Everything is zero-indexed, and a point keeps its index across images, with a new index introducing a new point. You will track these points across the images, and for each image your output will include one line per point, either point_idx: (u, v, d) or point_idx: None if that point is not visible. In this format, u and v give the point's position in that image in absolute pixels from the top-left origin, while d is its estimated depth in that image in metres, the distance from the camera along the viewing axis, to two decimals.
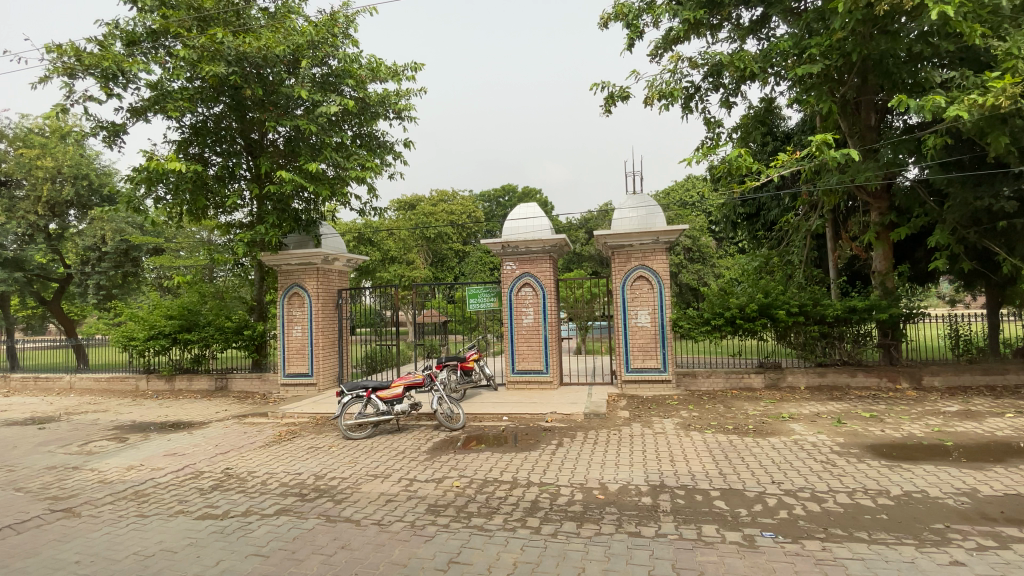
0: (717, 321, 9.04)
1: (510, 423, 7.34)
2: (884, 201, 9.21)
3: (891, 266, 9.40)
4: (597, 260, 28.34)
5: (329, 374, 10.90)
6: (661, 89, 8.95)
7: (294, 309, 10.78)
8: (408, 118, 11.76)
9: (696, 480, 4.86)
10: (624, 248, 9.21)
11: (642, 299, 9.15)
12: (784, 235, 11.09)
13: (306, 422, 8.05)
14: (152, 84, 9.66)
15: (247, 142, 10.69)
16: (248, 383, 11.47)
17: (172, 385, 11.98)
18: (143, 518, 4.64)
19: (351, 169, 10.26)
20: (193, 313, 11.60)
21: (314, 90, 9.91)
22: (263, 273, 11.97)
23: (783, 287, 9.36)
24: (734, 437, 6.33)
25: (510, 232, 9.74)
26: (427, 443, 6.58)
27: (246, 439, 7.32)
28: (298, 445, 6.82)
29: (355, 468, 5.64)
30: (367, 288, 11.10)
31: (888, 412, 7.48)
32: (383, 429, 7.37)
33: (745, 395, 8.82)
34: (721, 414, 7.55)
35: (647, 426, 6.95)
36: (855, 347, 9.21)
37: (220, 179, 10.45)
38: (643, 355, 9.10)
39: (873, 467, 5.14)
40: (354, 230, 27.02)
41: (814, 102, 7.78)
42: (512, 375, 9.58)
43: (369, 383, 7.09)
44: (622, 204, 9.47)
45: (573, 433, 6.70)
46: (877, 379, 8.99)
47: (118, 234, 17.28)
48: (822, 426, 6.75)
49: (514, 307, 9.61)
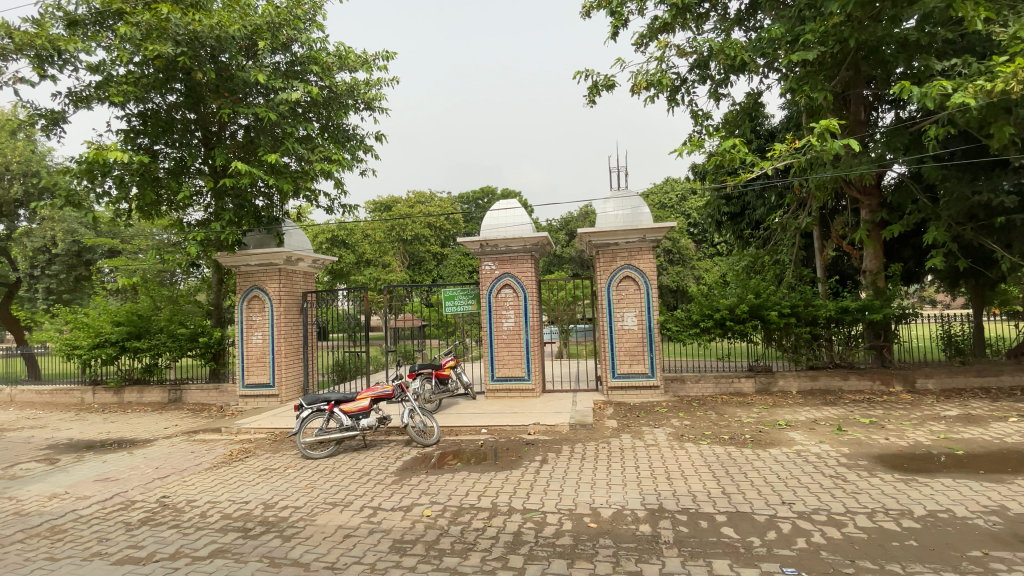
0: (706, 323, 8.63)
1: (489, 437, 6.72)
2: (874, 199, 8.96)
3: (882, 265, 9.13)
4: (577, 263, 27.90)
5: (293, 384, 10.08)
6: (648, 78, 8.47)
7: (254, 314, 9.94)
8: (379, 109, 11.09)
9: (699, 502, 4.32)
10: (610, 247, 8.70)
11: (628, 300, 8.63)
12: (771, 234, 10.75)
13: (263, 440, 7.26)
14: (93, 66, 8.77)
15: (202, 131, 9.78)
16: (204, 395, 10.54)
17: (121, 398, 10.99)
18: (48, 564, 3.85)
19: (316, 162, 9.50)
20: (144, 319, 10.64)
21: (275, 75, 9.16)
22: (221, 276, 11.01)
23: (773, 287, 8.96)
24: (732, 449, 5.82)
25: (489, 231, 9.13)
26: (397, 462, 5.90)
27: (192, 460, 6.51)
28: (250, 466, 6.06)
29: (312, 495, 4.93)
30: (340, 291, 10.22)
31: (887, 418, 7.12)
32: (347, 446, 6.66)
33: (737, 400, 8.37)
34: (715, 423, 7.06)
35: (637, 438, 6.39)
36: (845, 349, 8.87)
37: (173, 173, 9.57)
38: (629, 359, 8.57)
39: (888, 484, 4.71)
40: (328, 231, 26.04)
41: (809, 91, 7.37)
42: (491, 383, 8.95)
43: (332, 395, 6.37)
44: (607, 201, 8.95)
45: (558, 447, 6.10)
46: (870, 382, 8.67)
47: (69, 235, 16.08)
48: (822, 435, 6.32)
49: (494, 310, 9.01)
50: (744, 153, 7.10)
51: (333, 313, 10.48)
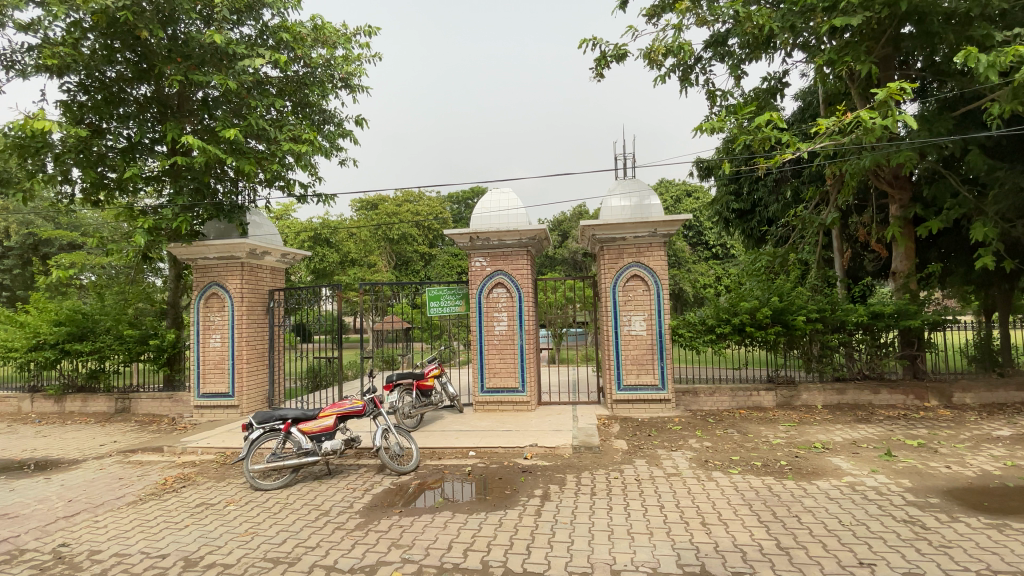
0: (722, 329, 7.67)
1: (477, 462, 5.68)
2: (906, 192, 8.09)
3: (914, 267, 8.26)
4: (570, 264, 27.03)
5: (256, 394, 8.93)
6: (667, 45, 7.46)
7: (212, 315, 8.80)
8: (359, 87, 10.07)
9: (752, 563, 3.31)
10: (616, 242, 7.70)
11: (636, 302, 7.65)
12: (788, 232, 9.86)
13: (208, 463, 6.13)
14: (24, 24, 7.63)
15: (157, 105, 8.67)
16: (155, 405, 9.32)
17: (62, 407, 9.76)
18: None
19: (283, 141, 8.40)
20: (88, 319, 9.48)
21: (236, 41, 8.05)
22: (178, 271, 9.86)
23: (797, 288, 8.02)
24: (771, 481, 4.82)
25: (479, 223, 8.08)
26: (365, 496, 4.83)
27: (116, 490, 5.37)
28: (184, 501, 4.94)
29: (249, 546, 3.84)
30: (327, 291, 8.97)
31: (936, 440, 6.22)
32: (308, 473, 5.55)
33: (758, 416, 7.40)
34: (740, 444, 6.08)
35: (654, 464, 5.38)
36: (875, 359, 7.98)
37: (124, 154, 8.48)
38: (637, 368, 7.57)
39: (979, 532, 3.77)
40: (309, 228, 24.83)
41: (851, 63, 6.38)
42: (481, 395, 7.90)
43: (288, 412, 5.29)
44: (612, 191, 7.98)
45: (559, 477, 5.05)
46: (903, 397, 7.80)
47: (24, 227, 14.81)
48: (871, 462, 5.38)
49: (485, 311, 7.99)
50: (781, 133, 6.10)
51: (316, 316, 9.17)
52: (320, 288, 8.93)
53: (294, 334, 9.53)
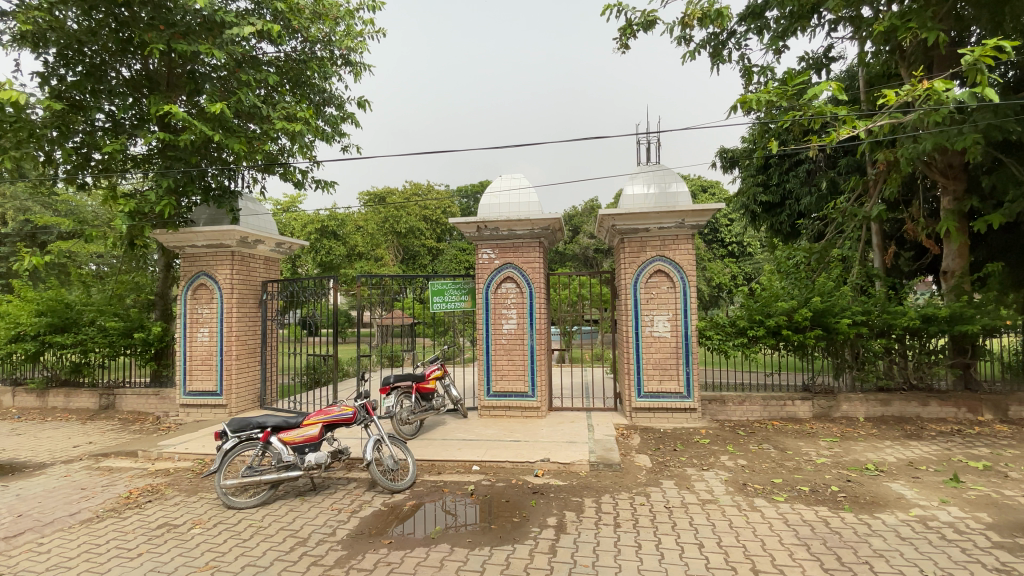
0: (755, 332, 6.93)
1: (482, 479, 5.02)
2: (961, 182, 7.31)
3: (969, 265, 7.49)
4: (581, 260, 26.23)
5: (245, 393, 8.32)
6: (704, 10, 6.72)
7: (200, 307, 8.20)
8: (361, 65, 9.36)
9: None
10: (638, 233, 6.98)
11: (659, 300, 6.92)
12: (824, 226, 9.06)
13: (182, 473, 5.52)
14: None
15: (144, 81, 8.07)
16: (140, 402, 8.76)
17: (46, 402, 9.25)
18: None
19: (276, 120, 7.75)
20: (71, 310, 8.95)
21: (227, 8, 7.39)
22: (168, 260, 9.31)
23: (838, 288, 7.23)
24: (826, 513, 4.10)
25: (488, 210, 7.37)
26: (351, 520, 4.18)
27: (73, 504, 4.76)
28: (145, 520, 4.32)
29: None
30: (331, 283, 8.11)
31: (1005, 462, 5.44)
32: (290, 489, 4.90)
33: (794, 429, 6.66)
34: (780, 463, 5.35)
35: (685, 486, 4.67)
36: (925, 367, 7.18)
37: (107, 133, 7.89)
38: (660, 374, 6.85)
39: None
40: (316, 220, 24.31)
41: (916, 29, 5.63)
42: (487, 399, 7.24)
43: (268, 420, 4.64)
44: (635, 178, 7.27)
45: (576, 501, 4.36)
46: (955, 409, 7.02)
47: (22, 213, 14.33)
48: (938, 490, 4.64)
49: (492, 309, 7.30)
50: (838, 107, 5.51)
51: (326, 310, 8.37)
52: (324, 278, 8.12)
53: (301, 327, 8.53)
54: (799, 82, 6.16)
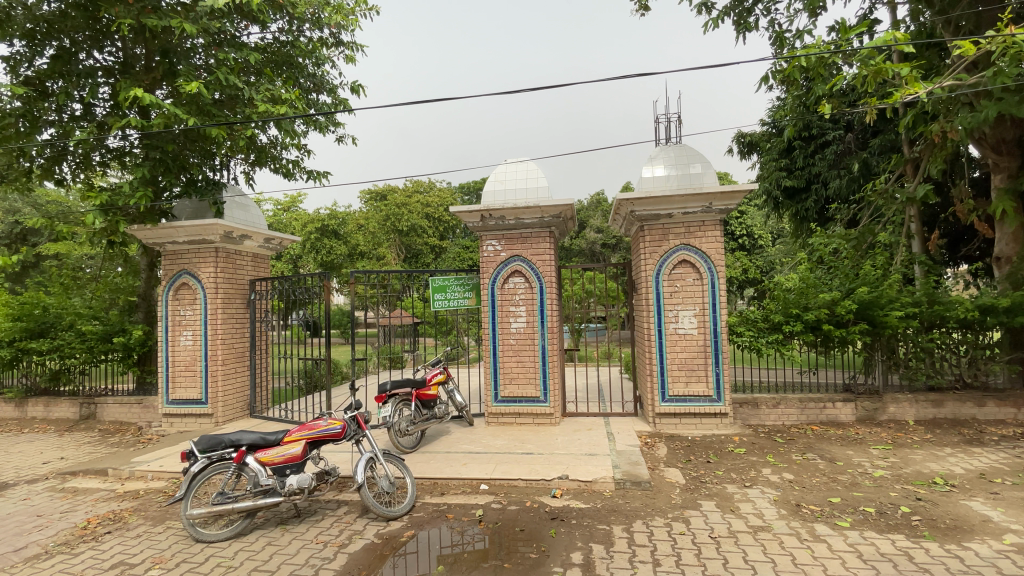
0: (791, 327, 6.24)
1: (492, 500, 4.36)
2: (1016, 158, 6.62)
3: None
4: (588, 255, 25.53)
5: (234, 401, 7.71)
6: None
7: (183, 309, 7.58)
8: (351, 44, 8.68)
9: None
10: (660, 220, 6.29)
11: (684, 293, 6.25)
12: (857, 211, 8.36)
13: (153, 496, 4.90)
14: None
15: (118, 65, 7.43)
16: (123, 412, 8.17)
17: (25, 412, 8.68)
18: None
19: (259, 103, 7.10)
20: (48, 313, 8.29)
21: None
22: (152, 260, 8.99)
23: (882, 276, 6.51)
24: (905, 543, 3.41)
25: (493, 197, 6.70)
26: (337, 555, 3.53)
27: (21, 536, 4.13)
28: (97, 557, 3.69)
29: None
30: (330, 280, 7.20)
31: None
32: (272, 515, 4.27)
33: (838, 434, 5.97)
34: (833, 478, 4.66)
35: (728, 509, 3.99)
36: (982, 364, 6.46)
37: (79, 121, 7.28)
38: (685, 376, 6.18)
39: None
40: (316, 219, 23.68)
41: None
42: (495, 406, 6.59)
43: (242, 436, 4.00)
44: (656, 158, 6.58)
45: (603, 530, 3.69)
46: (1015, 409, 6.30)
47: (10, 215, 13.81)
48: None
49: (498, 306, 6.64)
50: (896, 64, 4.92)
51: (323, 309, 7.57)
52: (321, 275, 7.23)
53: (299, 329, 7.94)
54: (854, 36, 5.51)
